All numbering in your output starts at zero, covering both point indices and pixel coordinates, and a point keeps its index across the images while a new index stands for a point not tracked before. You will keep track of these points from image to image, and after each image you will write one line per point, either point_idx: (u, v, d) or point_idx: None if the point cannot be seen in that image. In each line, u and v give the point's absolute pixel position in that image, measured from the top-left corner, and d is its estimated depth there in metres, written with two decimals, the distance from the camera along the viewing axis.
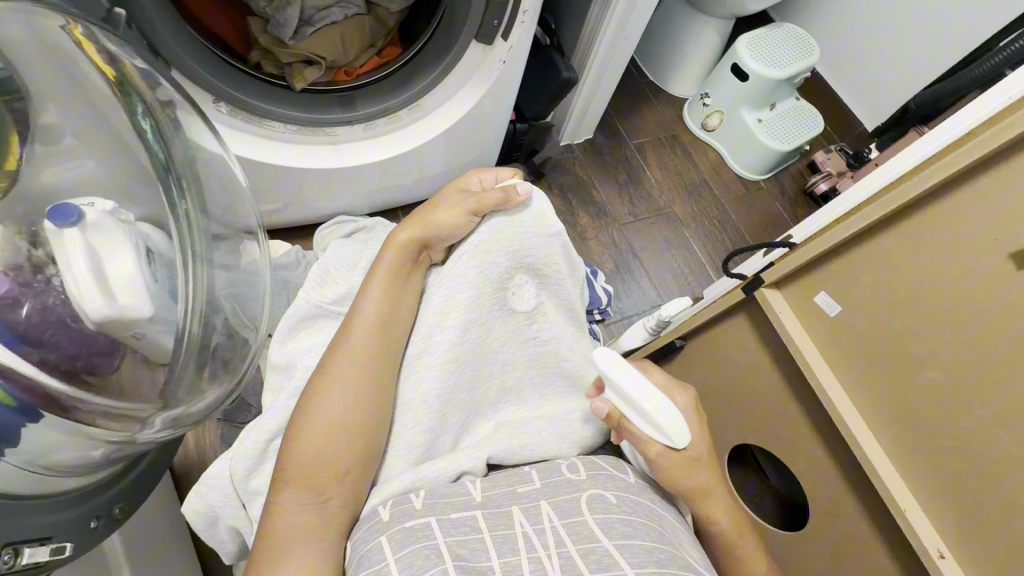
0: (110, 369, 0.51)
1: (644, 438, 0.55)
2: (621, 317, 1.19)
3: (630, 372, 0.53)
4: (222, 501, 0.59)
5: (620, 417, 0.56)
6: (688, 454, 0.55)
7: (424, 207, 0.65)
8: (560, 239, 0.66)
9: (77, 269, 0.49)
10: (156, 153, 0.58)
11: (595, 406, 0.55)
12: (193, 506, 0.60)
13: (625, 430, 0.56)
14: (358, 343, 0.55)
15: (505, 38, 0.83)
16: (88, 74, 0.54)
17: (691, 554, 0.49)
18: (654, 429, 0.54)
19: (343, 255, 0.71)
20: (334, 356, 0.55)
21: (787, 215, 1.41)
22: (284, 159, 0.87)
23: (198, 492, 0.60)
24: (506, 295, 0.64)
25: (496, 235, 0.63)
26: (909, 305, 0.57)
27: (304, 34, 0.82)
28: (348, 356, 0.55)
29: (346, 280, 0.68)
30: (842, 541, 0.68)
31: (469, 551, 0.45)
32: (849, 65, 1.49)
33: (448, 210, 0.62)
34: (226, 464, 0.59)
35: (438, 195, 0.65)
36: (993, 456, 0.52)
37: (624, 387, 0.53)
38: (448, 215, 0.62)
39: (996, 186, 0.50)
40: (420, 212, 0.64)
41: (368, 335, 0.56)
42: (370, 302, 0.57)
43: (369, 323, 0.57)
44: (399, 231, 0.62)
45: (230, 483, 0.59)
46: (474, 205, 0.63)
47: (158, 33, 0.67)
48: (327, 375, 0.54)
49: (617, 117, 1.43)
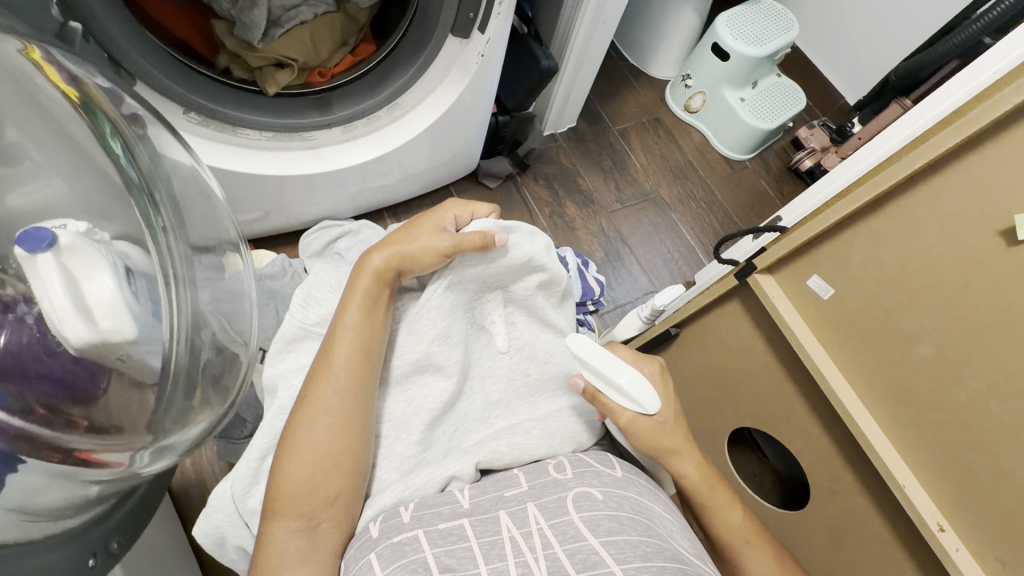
0: (95, 397, 0.50)
1: (617, 408, 0.56)
2: (614, 306, 1.18)
3: (603, 352, 0.55)
4: (226, 522, 0.59)
5: (596, 393, 0.56)
6: (655, 419, 0.56)
7: (400, 232, 0.62)
8: (534, 266, 0.62)
9: (55, 296, 0.47)
10: (129, 176, 0.54)
11: (573, 382, 0.57)
12: (201, 528, 0.59)
13: (601, 404, 0.57)
14: (341, 364, 0.54)
15: (482, 31, 0.80)
16: (48, 95, 0.51)
17: (680, 543, 0.49)
18: (627, 397, 0.55)
19: (326, 277, 0.68)
20: (318, 381, 0.54)
21: (773, 192, 1.41)
22: (261, 169, 0.84)
23: (205, 514, 0.59)
24: (474, 317, 0.64)
25: (466, 275, 0.60)
26: (896, 283, 0.58)
27: (273, 36, 0.79)
28: (333, 387, 0.53)
29: (329, 300, 0.65)
30: (840, 517, 0.69)
31: (457, 561, 0.45)
32: (829, 37, 1.49)
33: (423, 246, 0.59)
34: (228, 484, 0.59)
35: (413, 225, 0.62)
36: (983, 426, 0.53)
37: (598, 365, 0.55)
38: (423, 253, 0.59)
39: (980, 162, 0.50)
40: (392, 238, 0.61)
41: (350, 365, 0.54)
42: (347, 331, 0.55)
43: (348, 347, 0.55)
44: (372, 255, 0.60)
45: (233, 503, 0.59)
46: (449, 244, 0.58)
47: (117, 43, 0.64)
48: (313, 399, 0.53)
49: (599, 103, 1.42)
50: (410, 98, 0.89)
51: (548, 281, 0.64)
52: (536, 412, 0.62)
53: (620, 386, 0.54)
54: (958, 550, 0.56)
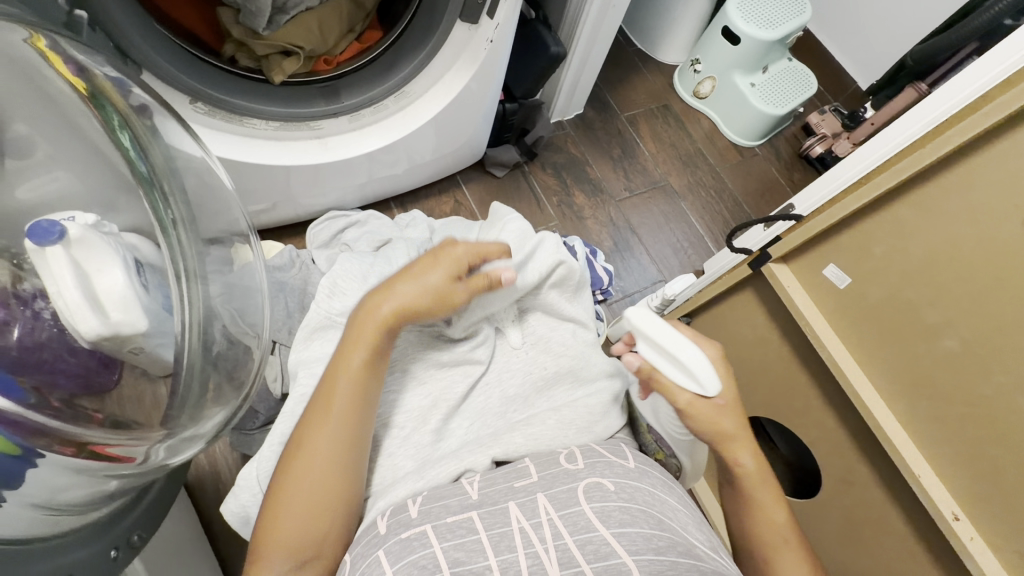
0: (111, 383, 0.52)
1: (675, 387, 0.54)
2: (624, 296, 1.18)
3: (665, 327, 0.54)
4: (252, 502, 0.59)
5: (651, 370, 0.55)
6: (716, 402, 0.54)
7: (403, 274, 0.57)
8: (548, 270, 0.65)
9: (69, 289, 0.48)
10: (139, 170, 0.53)
11: (628, 360, 0.54)
12: (228, 507, 0.60)
13: (657, 383, 0.55)
14: (337, 407, 0.51)
15: (491, 16, 0.79)
16: (57, 86, 0.50)
17: (695, 536, 0.48)
18: (687, 374, 0.53)
19: (350, 268, 0.68)
20: (316, 416, 0.52)
21: (784, 180, 1.39)
22: (271, 158, 0.84)
23: (232, 493, 0.60)
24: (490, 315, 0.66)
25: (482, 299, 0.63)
26: (919, 273, 0.57)
27: (279, 23, 0.77)
28: (332, 429, 0.50)
29: (354, 292, 0.66)
30: (854, 502, 0.70)
31: (467, 553, 0.43)
32: (842, 22, 1.46)
33: (437, 298, 0.56)
34: (253, 466, 0.60)
35: (420, 270, 0.57)
36: (1009, 419, 0.53)
37: (660, 338, 0.53)
38: (436, 304, 0.56)
39: (1004, 150, 0.50)
40: (395, 282, 0.56)
41: (347, 403, 0.51)
42: (347, 373, 0.52)
43: (348, 382, 0.52)
44: (376, 300, 0.55)
45: (257, 484, 0.59)
46: (464, 299, 0.57)
47: (123, 31, 0.63)
48: (308, 434, 0.51)
49: (607, 89, 1.40)
50: (417, 86, 0.88)
51: (562, 276, 0.66)
52: (556, 400, 0.62)
53: (683, 361, 0.53)
54: (973, 539, 0.56)
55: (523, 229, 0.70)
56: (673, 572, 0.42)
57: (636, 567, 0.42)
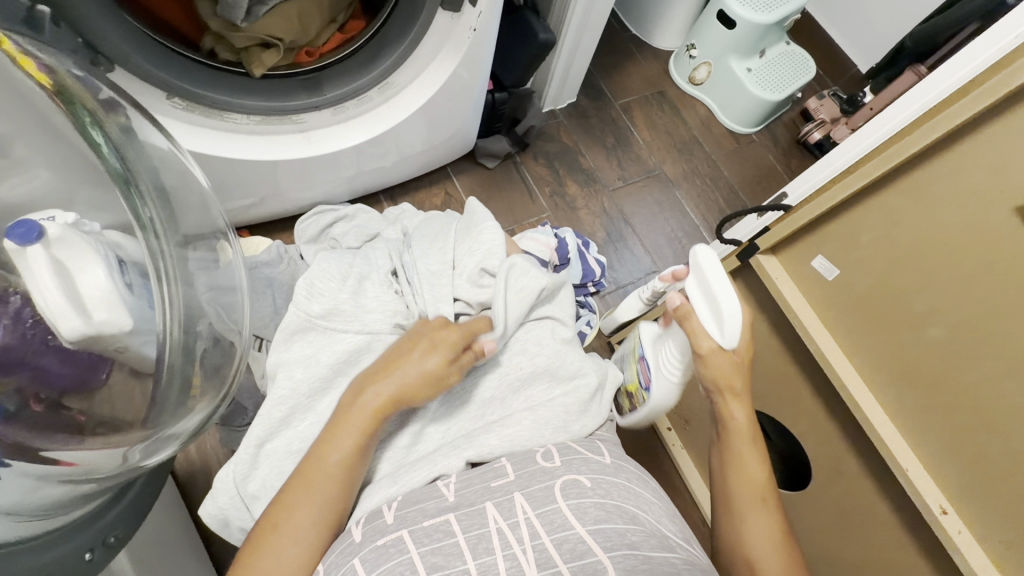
0: (99, 384, 0.50)
1: (699, 333, 0.57)
2: (616, 287, 1.17)
3: (720, 275, 0.57)
4: (229, 505, 0.60)
5: (688, 311, 0.58)
6: (732, 356, 0.57)
7: (389, 360, 0.56)
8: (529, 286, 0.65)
9: (49, 289, 0.47)
10: (114, 168, 0.53)
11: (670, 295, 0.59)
12: (206, 509, 0.60)
13: (687, 325, 0.59)
14: (320, 489, 0.49)
15: (474, 4, 0.77)
16: (27, 89, 0.50)
17: (668, 527, 0.48)
18: (713, 322, 0.56)
19: (329, 268, 0.67)
20: (303, 482, 0.49)
21: (780, 166, 1.37)
22: (255, 154, 0.83)
23: (210, 495, 0.60)
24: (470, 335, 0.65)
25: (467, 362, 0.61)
26: (907, 261, 0.56)
27: (257, 14, 0.74)
28: (310, 518, 0.48)
29: (332, 292, 0.65)
30: (843, 494, 0.69)
31: (444, 558, 0.43)
32: (842, 3, 1.42)
33: (428, 383, 0.54)
34: (230, 468, 0.60)
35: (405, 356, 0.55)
36: (996, 407, 0.52)
37: (709, 279, 0.57)
38: (425, 387, 0.54)
39: (991, 134, 0.48)
40: (382, 374, 0.54)
41: (333, 491, 0.49)
42: (332, 466, 0.50)
43: (331, 473, 0.50)
44: (366, 390, 0.54)
45: (234, 487, 0.59)
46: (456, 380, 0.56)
47: (96, 27, 0.62)
48: (289, 502, 0.48)
49: (601, 76, 1.38)
50: (401, 77, 0.86)
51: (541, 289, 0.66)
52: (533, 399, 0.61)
53: (717, 308, 0.56)
54: (960, 532, 0.56)
55: (496, 240, 0.69)
56: (648, 566, 0.42)
57: (612, 565, 0.41)
